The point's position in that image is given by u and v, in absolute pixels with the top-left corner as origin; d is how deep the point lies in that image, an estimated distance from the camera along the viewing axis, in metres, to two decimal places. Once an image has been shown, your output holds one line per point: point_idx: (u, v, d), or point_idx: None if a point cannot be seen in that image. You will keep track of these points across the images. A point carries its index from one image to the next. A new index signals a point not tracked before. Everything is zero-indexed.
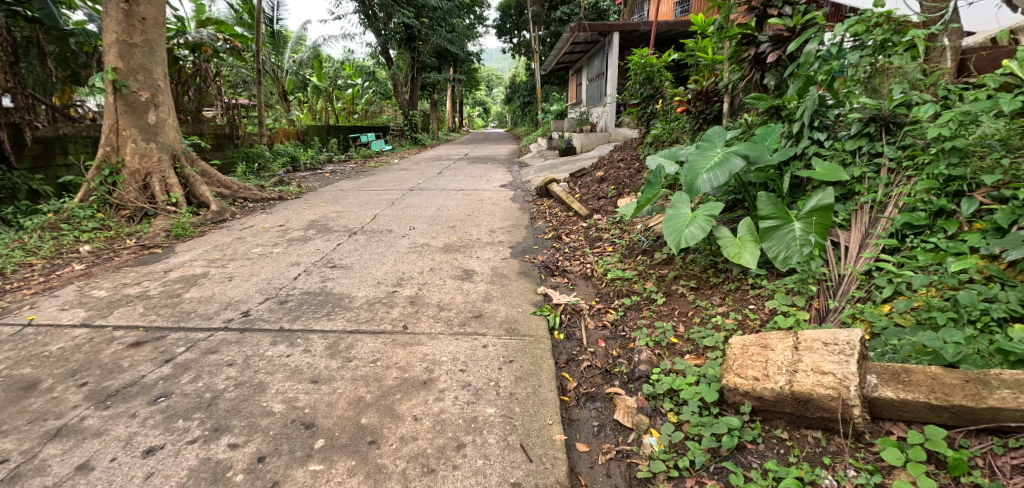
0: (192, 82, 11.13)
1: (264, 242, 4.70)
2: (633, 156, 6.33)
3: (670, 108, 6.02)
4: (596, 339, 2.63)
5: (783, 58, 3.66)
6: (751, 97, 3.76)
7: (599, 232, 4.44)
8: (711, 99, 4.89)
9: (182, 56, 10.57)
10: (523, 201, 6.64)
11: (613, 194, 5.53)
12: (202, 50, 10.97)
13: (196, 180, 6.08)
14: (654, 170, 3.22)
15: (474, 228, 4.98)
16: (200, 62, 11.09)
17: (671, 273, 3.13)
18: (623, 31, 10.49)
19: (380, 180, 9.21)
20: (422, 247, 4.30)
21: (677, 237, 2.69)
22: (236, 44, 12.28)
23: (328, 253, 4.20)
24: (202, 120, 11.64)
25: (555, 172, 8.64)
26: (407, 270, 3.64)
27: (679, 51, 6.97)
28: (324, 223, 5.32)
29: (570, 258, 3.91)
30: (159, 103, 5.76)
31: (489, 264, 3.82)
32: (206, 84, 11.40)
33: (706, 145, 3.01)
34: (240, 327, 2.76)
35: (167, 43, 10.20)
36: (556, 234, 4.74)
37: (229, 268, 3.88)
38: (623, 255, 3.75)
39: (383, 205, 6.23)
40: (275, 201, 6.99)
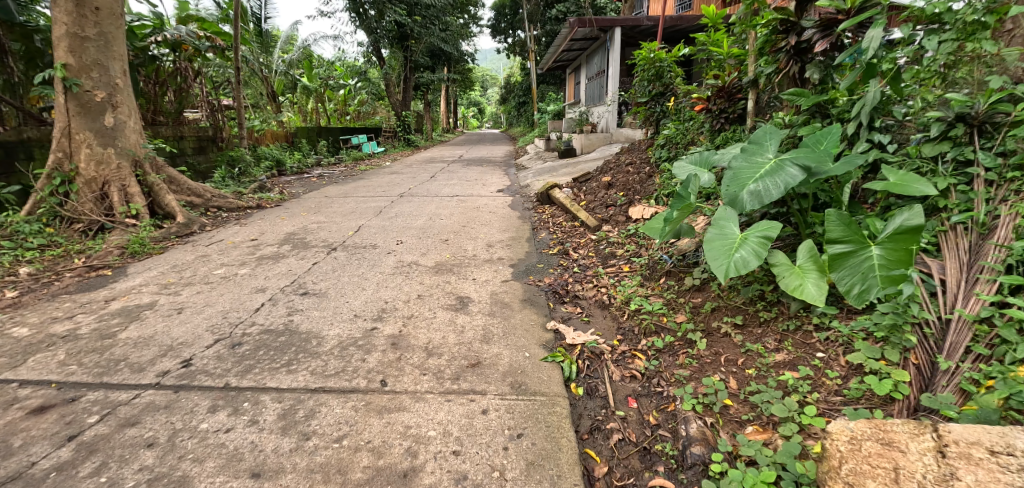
0: (171, 82, 10.52)
1: (230, 260, 4.13)
2: (643, 159, 5.79)
3: (684, 106, 5.49)
4: (625, 396, 2.08)
5: (829, 47, 3.13)
6: (788, 94, 3.26)
7: (612, 248, 3.90)
8: (733, 96, 4.38)
9: (159, 54, 9.97)
10: (522, 208, 6.09)
11: (623, 202, 4.99)
12: (182, 49, 10.38)
13: (161, 188, 5.49)
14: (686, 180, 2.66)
15: (469, 242, 4.44)
16: (181, 61, 10.51)
17: (709, 304, 2.58)
18: (624, 27, 9.97)
19: (370, 185, 8.64)
20: (409, 267, 3.75)
21: (724, 264, 2.16)
22: (219, 42, 11.40)
23: (301, 274, 3.64)
24: (182, 122, 11.04)
25: (556, 176, 8.09)
26: (391, 298, 3.09)
27: (690, 45, 6.44)
28: (301, 236, 4.76)
29: (581, 281, 3.36)
30: (117, 103, 5.18)
31: (488, 289, 3.27)
32: (186, 83, 10.80)
33: (753, 148, 2.46)
34: (175, 385, 2.21)
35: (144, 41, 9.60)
36: (562, 249, 4.19)
37: (182, 297, 3.32)
38: (643, 277, 3.20)
39: (369, 215, 5.66)
40: (252, 210, 6.41)
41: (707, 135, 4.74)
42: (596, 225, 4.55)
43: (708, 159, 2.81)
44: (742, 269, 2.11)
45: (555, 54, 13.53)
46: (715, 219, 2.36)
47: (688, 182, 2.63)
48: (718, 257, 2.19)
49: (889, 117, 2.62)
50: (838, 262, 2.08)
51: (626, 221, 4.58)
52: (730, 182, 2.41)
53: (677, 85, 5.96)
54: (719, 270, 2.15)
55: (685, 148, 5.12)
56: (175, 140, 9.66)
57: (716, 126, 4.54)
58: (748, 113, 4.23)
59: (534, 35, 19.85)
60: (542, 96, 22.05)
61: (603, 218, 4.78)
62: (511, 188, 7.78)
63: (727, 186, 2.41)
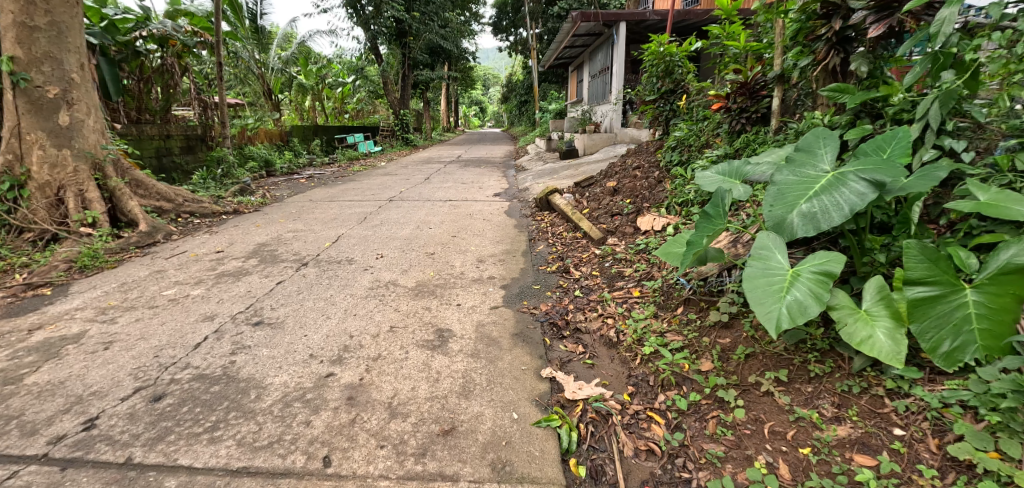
0: (157, 79, 10.05)
1: (186, 277, 3.65)
2: (651, 161, 5.31)
3: (697, 105, 5.01)
4: (641, 483, 1.62)
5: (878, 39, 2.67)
6: (829, 90, 2.77)
7: (619, 266, 3.43)
8: (757, 94, 3.88)
9: (145, 50, 9.50)
10: (520, 215, 5.61)
11: (630, 212, 4.49)
12: (171, 45, 9.89)
13: (125, 193, 5.02)
14: (713, 198, 2.18)
15: (457, 255, 3.95)
16: (169, 57, 10.04)
17: (741, 349, 2.12)
18: (630, 22, 9.49)
19: (359, 187, 8.15)
20: (385, 287, 3.26)
21: (775, 308, 1.71)
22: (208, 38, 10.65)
23: (260, 296, 3.16)
24: (168, 120, 10.59)
25: (557, 179, 7.59)
26: (357, 330, 2.61)
27: (702, 39, 5.95)
28: (272, 248, 4.28)
29: (585, 308, 2.88)
30: (73, 100, 4.71)
31: (474, 317, 2.78)
32: (173, 80, 10.35)
33: (801, 158, 1.99)
34: (65, 458, 1.74)
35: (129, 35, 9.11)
36: (563, 265, 3.70)
37: (116, 326, 2.84)
38: (657, 307, 2.72)
39: (352, 223, 5.17)
40: (227, 216, 5.93)
41: (727, 137, 4.25)
42: (602, 237, 4.05)
43: (737, 170, 2.34)
44: (799, 315, 1.67)
45: (556, 51, 13.04)
46: (757, 246, 1.91)
47: (716, 201, 2.15)
48: (766, 298, 1.74)
49: (961, 117, 2.24)
50: (919, 309, 1.66)
51: (635, 233, 4.08)
52: (773, 201, 1.92)
53: (689, 82, 5.47)
54: (769, 316, 1.71)
55: (698, 151, 4.63)
56: (159, 139, 9.21)
57: (736, 127, 4.04)
58: (774, 112, 3.75)
59: (536, 33, 19.37)
60: (544, 95, 21.51)
61: (609, 229, 4.28)
62: (509, 192, 7.30)
63: (769, 205, 1.93)
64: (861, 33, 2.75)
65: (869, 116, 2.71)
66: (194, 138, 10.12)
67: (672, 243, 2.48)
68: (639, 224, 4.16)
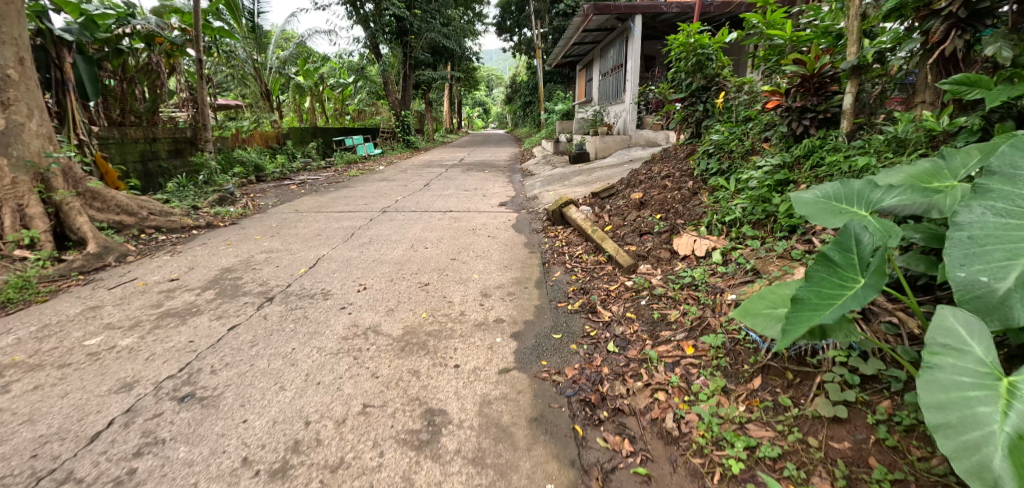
0: (141, 79, 9.37)
1: (123, 318, 2.96)
2: (680, 168, 4.59)
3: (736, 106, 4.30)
4: None
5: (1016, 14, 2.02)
6: (948, 83, 2.12)
7: (660, 307, 2.72)
8: (825, 89, 3.19)
9: (130, 47, 8.65)
10: (530, 230, 4.91)
11: (663, 231, 3.76)
12: (158, 42, 9.09)
13: (73, 208, 4.35)
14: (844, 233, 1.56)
15: (456, 286, 3.23)
16: (154, 55, 9.37)
17: (879, 472, 1.43)
18: (646, 15, 8.78)
19: (352, 195, 7.45)
20: (363, 335, 2.55)
21: (988, 455, 1.16)
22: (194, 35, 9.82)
23: (202, 352, 2.46)
24: (154, 122, 9.92)
25: (570, 187, 6.89)
26: (315, 414, 1.90)
27: (737, 29, 5.22)
28: (236, 276, 3.58)
29: (624, 372, 2.17)
30: (9, 100, 4.06)
31: (476, 387, 2.07)
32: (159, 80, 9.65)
33: (1002, 194, 1.46)
34: None
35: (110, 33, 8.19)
36: (588, 303, 2.97)
37: (4, 399, 2.14)
38: (725, 376, 2.02)
39: (336, 241, 4.47)
40: (199, 231, 5.24)
41: (781, 142, 3.54)
42: (633, 263, 3.33)
43: (860, 195, 1.75)
44: None
45: (564, 49, 12.32)
46: (935, 333, 1.34)
47: (843, 242, 1.55)
48: (969, 434, 1.19)
49: None
50: None
51: (671, 259, 3.36)
52: (963, 256, 1.42)
53: (725, 77, 4.75)
54: (981, 468, 1.15)
55: (743, 158, 3.90)
56: (143, 142, 8.54)
57: (797, 130, 3.33)
58: (846, 112, 3.05)
59: (541, 33, 18.70)
60: (549, 95, 20.76)
61: (639, 252, 3.55)
62: (517, 201, 6.60)
63: (956, 263, 1.42)
64: (999, 7, 2.06)
65: (1010, 119, 2.03)
66: (181, 141, 9.46)
67: (756, 300, 1.83)
68: (676, 248, 3.43)
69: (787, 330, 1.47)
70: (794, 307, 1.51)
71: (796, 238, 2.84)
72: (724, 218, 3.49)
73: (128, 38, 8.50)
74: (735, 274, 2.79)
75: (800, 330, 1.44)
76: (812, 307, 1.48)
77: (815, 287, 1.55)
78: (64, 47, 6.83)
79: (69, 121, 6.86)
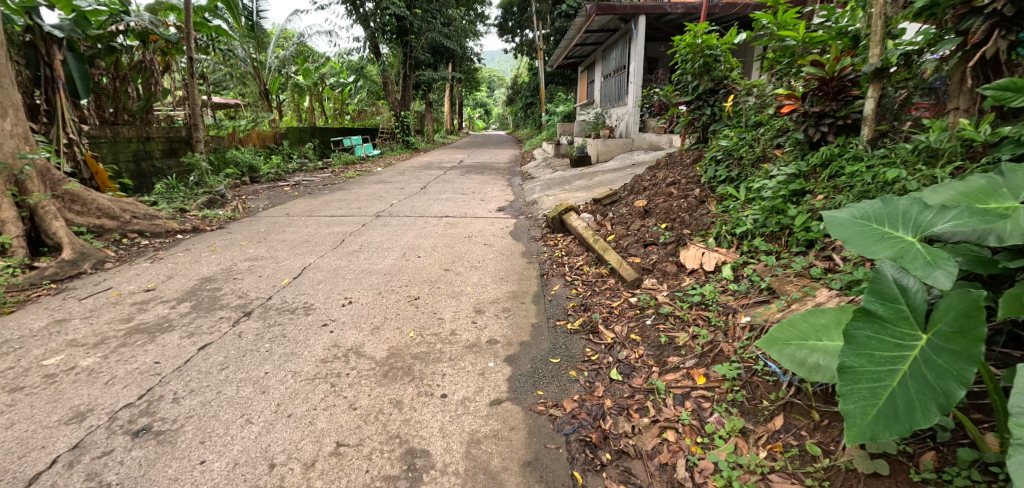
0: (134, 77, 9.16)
1: (90, 334, 2.75)
2: (686, 174, 4.39)
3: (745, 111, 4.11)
4: None
5: None
6: (987, 91, 1.92)
7: (667, 328, 2.52)
8: (846, 93, 3.01)
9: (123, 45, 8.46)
10: (528, 237, 4.71)
11: (669, 242, 3.56)
12: (152, 39, 8.88)
13: (49, 212, 4.16)
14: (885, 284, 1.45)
15: (448, 301, 3.02)
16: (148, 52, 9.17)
17: None
18: (650, 15, 8.59)
19: (346, 197, 7.24)
20: (343, 358, 2.34)
21: None
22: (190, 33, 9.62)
23: (168, 375, 2.25)
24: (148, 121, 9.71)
25: (570, 191, 6.69)
26: (281, 455, 1.69)
27: (746, 31, 5.02)
28: (214, 287, 3.37)
29: (629, 405, 1.97)
30: None
31: (466, 422, 1.87)
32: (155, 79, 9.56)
33: None
34: None
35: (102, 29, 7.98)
36: (590, 321, 2.76)
37: None
38: (742, 413, 1.83)
39: (325, 248, 4.26)
40: (184, 235, 5.02)
41: (796, 149, 3.34)
42: (637, 277, 3.12)
43: (906, 217, 1.59)
44: None
45: (566, 51, 12.13)
46: (1021, 399, 1.17)
47: (888, 293, 1.44)
48: None
49: None
50: None
51: (679, 273, 3.15)
52: None
53: (734, 79, 4.54)
54: None
55: (754, 166, 3.70)
56: (135, 141, 8.33)
57: (813, 137, 3.13)
58: (868, 118, 2.89)
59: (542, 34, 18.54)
60: (550, 97, 20.56)
61: (643, 265, 3.34)
62: (516, 206, 6.40)
63: None
64: None
65: None
66: (176, 141, 9.27)
67: (785, 327, 1.62)
68: (683, 260, 3.22)
69: (850, 409, 1.35)
70: (851, 384, 1.37)
71: (813, 255, 2.68)
72: (734, 230, 3.28)
73: (122, 35, 8.30)
74: (748, 293, 2.58)
75: (869, 410, 1.33)
76: (869, 375, 1.37)
77: (862, 346, 1.41)
78: (54, 44, 6.47)
79: (59, 120, 6.39)
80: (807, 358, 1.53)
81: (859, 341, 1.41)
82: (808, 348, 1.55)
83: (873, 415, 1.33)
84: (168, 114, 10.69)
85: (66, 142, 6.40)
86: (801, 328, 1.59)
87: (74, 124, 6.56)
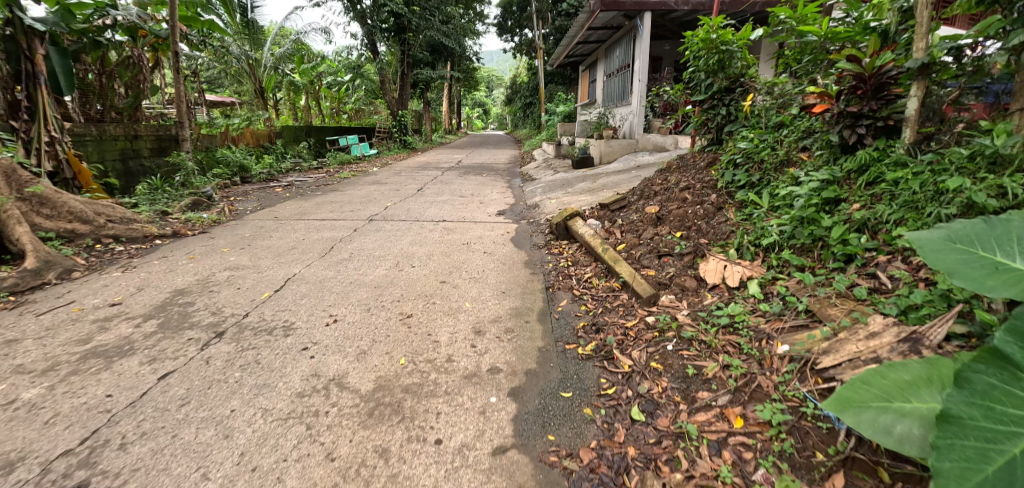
0: (120, 73, 8.82)
1: (40, 358, 2.45)
2: (699, 177, 4.10)
3: None
4: None
5: None
6: None
7: (692, 354, 2.23)
8: (886, 91, 2.71)
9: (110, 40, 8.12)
10: (530, 244, 4.41)
11: (686, 253, 3.26)
12: (140, 34, 8.55)
13: (12, 217, 3.85)
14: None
15: (444, 319, 2.72)
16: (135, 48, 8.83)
17: None
18: (656, 12, 8.29)
19: (339, 199, 6.91)
20: (323, 391, 2.03)
21: None
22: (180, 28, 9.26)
23: (119, 413, 1.95)
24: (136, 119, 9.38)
25: (574, 194, 6.39)
26: None
27: (763, 26, 4.72)
28: (187, 302, 3.06)
29: (656, 455, 1.69)
30: None
31: (466, 480, 1.58)
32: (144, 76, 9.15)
33: None
34: None
35: (86, 23, 7.63)
36: (603, 344, 2.47)
37: None
38: (793, 469, 1.56)
39: (311, 257, 3.95)
40: (162, 240, 4.71)
41: (827, 154, 3.05)
42: (653, 293, 2.83)
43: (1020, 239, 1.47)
44: None
45: (567, 49, 11.84)
46: None
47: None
48: None
49: None
50: None
51: (699, 288, 2.85)
52: None
53: (752, 77, 4.24)
54: None
55: (777, 170, 3.41)
56: (122, 140, 7.98)
57: (849, 139, 2.83)
58: (911, 120, 2.62)
59: (542, 34, 18.27)
60: (550, 96, 20.28)
61: (659, 278, 3.05)
62: (516, 209, 6.10)
63: None
64: None
65: None
66: (165, 139, 8.92)
67: (858, 387, 1.41)
68: (704, 274, 2.93)
69: (944, 468, 1.14)
70: (957, 439, 1.16)
71: (853, 272, 2.40)
72: (759, 240, 2.99)
73: (110, 30, 7.96)
74: (782, 315, 2.29)
75: (973, 476, 1.12)
76: (983, 434, 1.16)
77: (982, 396, 1.19)
78: (37, 37, 5.93)
79: (41, 117, 5.94)
80: (893, 424, 1.31)
81: (976, 387, 1.20)
82: (897, 412, 1.33)
83: (974, 482, 1.12)
84: (158, 112, 10.33)
85: (49, 140, 5.95)
86: (880, 387, 1.39)
87: (58, 121, 6.11)
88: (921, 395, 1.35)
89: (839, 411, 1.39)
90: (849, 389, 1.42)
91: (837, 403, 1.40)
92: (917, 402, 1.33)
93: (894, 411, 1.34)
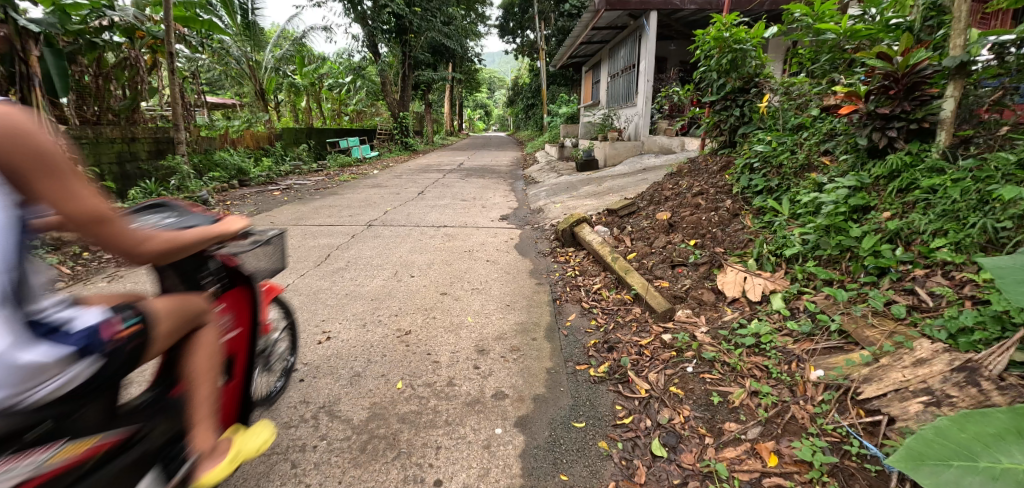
0: (117, 75, 8.67)
1: None
2: (712, 181, 3.92)
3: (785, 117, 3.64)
4: None
5: None
6: None
7: (715, 378, 2.05)
8: (919, 92, 2.53)
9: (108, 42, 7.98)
10: (535, 251, 4.23)
11: (701, 263, 3.09)
12: (138, 35, 8.40)
13: None
14: None
15: (444, 336, 2.55)
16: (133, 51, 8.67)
17: None
18: (662, 11, 8.11)
19: (338, 203, 6.74)
20: (311, 421, 1.86)
21: None
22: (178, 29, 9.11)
23: None
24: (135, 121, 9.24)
25: (579, 198, 6.21)
26: None
27: (776, 24, 4.53)
28: None
29: None
30: None
31: None
32: (141, 77, 8.98)
33: None
34: None
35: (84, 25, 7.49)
36: (616, 364, 2.29)
37: None
38: None
39: (306, 266, 3.77)
40: None
41: (853, 159, 2.86)
42: (669, 307, 2.65)
43: None
44: None
45: (570, 50, 11.66)
46: None
47: None
48: None
49: None
50: None
51: (717, 303, 2.68)
52: None
53: (767, 76, 4.05)
54: None
55: (797, 176, 3.23)
56: (120, 142, 7.82)
57: (880, 142, 2.65)
58: (947, 122, 2.47)
59: (544, 35, 18.10)
60: (552, 98, 20.12)
61: (674, 291, 2.87)
62: (520, 214, 5.92)
63: None
64: None
65: None
66: (162, 142, 8.76)
67: (933, 441, 1.23)
68: (722, 287, 2.75)
69: None
70: None
71: (888, 286, 2.21)
72: (780, 251, 2.81)
73: (107, 31, 7.79)
74: (811, 334, 2.11)
75: None
76: None
77: None
78: (30, 38, 5.75)
79: (35, 119, 5.75)
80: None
81: None
82: (985, 473, 1.15)
83: None
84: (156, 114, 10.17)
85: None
86: (963, 442, 1.21)
87: (52, 122, 5.92)
88: (1009, 451, 1.17)
89: (910, 469, 1.22)
90: (921, 442, 1.24)
91: (909, 460, 1.22)
92: (1007, 462, 1.16)
93: (980, 472, 1.16)
